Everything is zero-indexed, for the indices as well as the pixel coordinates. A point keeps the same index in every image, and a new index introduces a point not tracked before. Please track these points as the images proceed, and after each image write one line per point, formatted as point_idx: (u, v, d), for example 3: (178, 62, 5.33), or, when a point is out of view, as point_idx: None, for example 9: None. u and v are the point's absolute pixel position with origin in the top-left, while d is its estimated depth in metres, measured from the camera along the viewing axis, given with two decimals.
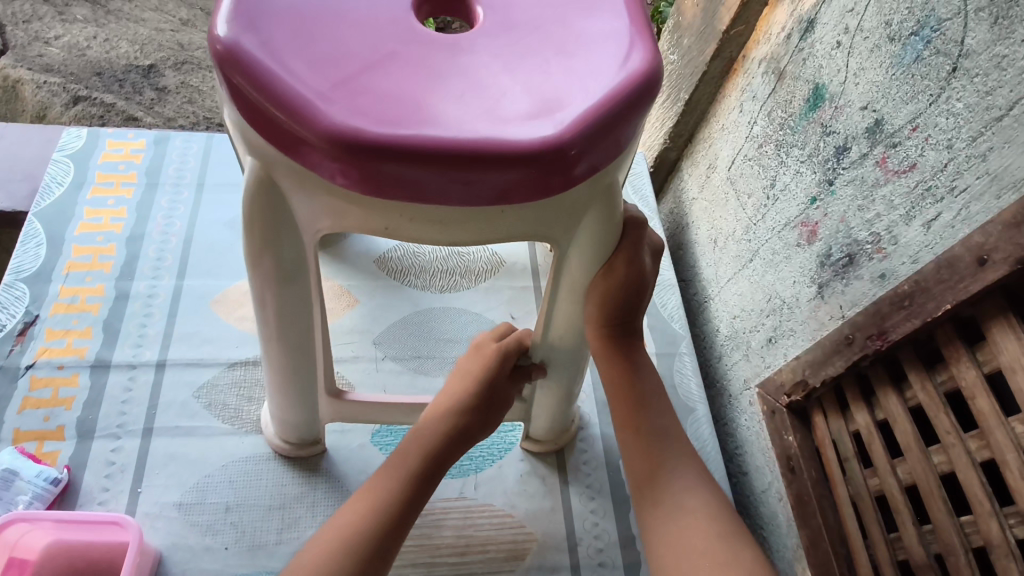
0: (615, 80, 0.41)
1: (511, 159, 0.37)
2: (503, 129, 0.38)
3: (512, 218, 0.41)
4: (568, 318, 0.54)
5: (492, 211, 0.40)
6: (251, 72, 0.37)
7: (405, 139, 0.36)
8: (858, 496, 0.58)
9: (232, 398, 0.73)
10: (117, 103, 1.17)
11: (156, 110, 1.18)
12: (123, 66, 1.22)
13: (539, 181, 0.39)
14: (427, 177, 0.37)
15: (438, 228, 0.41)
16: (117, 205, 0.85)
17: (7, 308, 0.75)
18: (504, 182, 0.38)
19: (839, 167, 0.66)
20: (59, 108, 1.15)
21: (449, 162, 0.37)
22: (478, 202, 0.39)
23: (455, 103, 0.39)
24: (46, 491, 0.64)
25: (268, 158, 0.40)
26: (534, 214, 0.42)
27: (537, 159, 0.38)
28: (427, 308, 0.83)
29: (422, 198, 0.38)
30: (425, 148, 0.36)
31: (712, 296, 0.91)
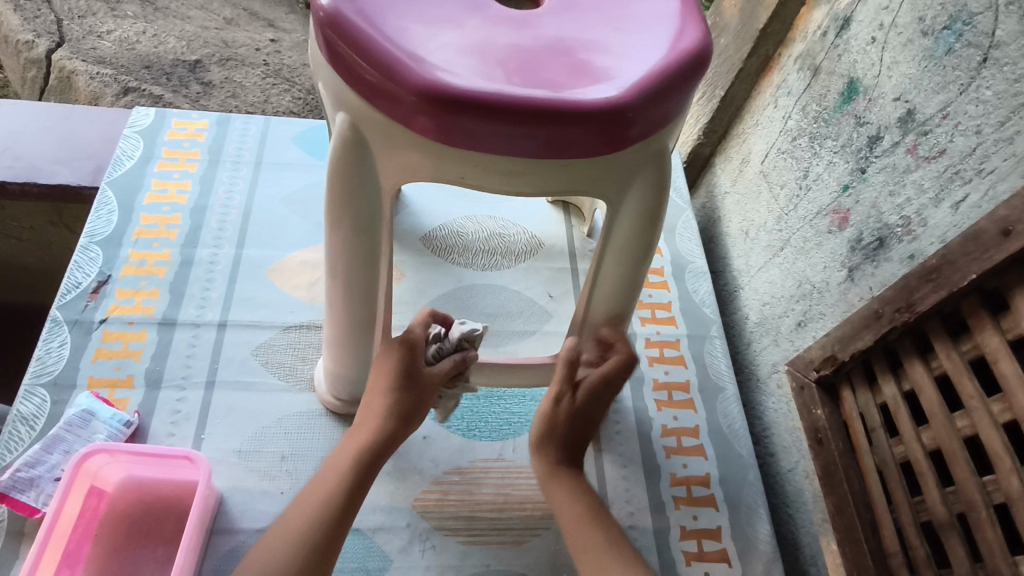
0: (672, 52, 0.45)
1: (580, 117, 0.41)
2: (573, 91, 0.42)
3: (575, 175, 0.45)
4: (613, 281, 0.57)
5: (558, 166, 0.44)
6: (350, 36, 0.42)
7: (487, 96, 0.41)
8: (884, 464, 0.62)
9: (287, 358, 0.78)
10: (165, 96, 1.22)
11: (201, 103, 1.23)
12: (171, 61, 1.28)
13: (602, 139, 0.43)
14: (505, 131, 0.41)
15: (508, 181, 0.45)
16: (182, 178, 0.91)
17: (83, 268, 0.81)
18: (572, 138, 0.42)
19: (871, 156, 0.70)
20: (110, 98, 1.20)
21: (524, 118, 0.41)
22: (547, 156, 0.43)
23: (530, 69, 0.43)
24: (120, 432, 0.69)
25: (359, 115, 0.44)
26: (595, 173, 0.46)
27: (603, 119, 0.42)
28: (469, 284, 0.87)
29: (498, 151, 0.43)
30: (504, 105, 0.41)
31: (743, 285, 0.94)
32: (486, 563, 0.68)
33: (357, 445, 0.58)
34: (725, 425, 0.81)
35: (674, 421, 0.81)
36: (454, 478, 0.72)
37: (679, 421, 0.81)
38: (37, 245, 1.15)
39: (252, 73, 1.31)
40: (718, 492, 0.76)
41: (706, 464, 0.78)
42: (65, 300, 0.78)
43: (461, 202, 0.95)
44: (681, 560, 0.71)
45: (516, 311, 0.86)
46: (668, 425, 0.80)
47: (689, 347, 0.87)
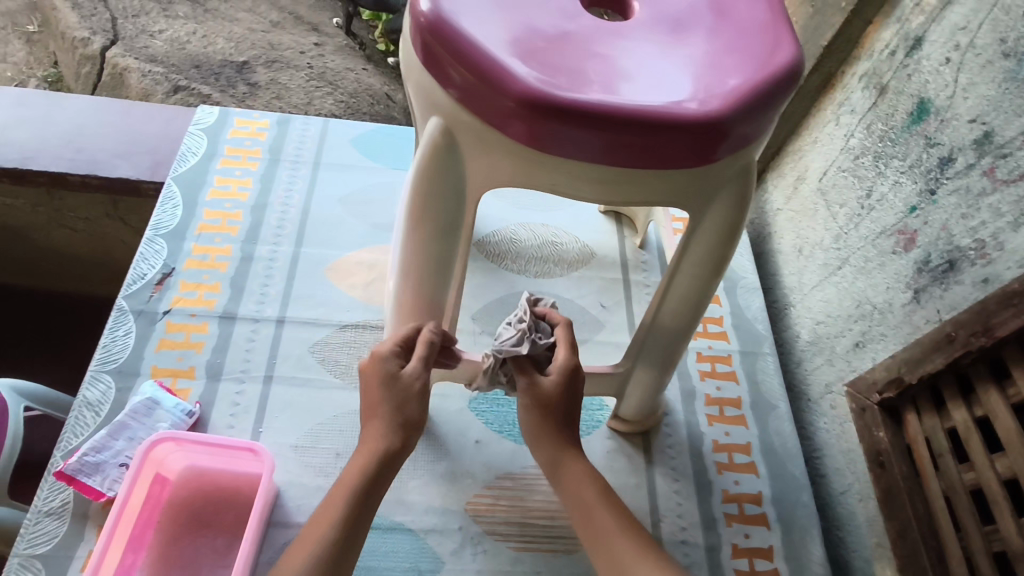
0: (767, 67, 0.45)
1: (678, 128, 0.42)
2: (670, 101, 0.42)
3: (664, 185, 0.46)
4: (685, 291, 0.57)
5: (650, 175, 0.44)
6: (451, 41, 0.43)
7: (587, 104, 0.41)
8: (951, 490, 0.60)
9: (342, 356, 0.79)
10: (213, 95, 1.26)
11: (247, 102, 1.26)
12: (220, 61, 1.31)
13: (697, 150, 0.43)
14: (602, 138, 0.42)
15: (598, 189, 0.45)
16: (243, 176, 0.93)
17: (148, 259, 0.83)
18: (668, 148, 0.43)
19: (942, 177, 0.69)
20: (160, 96, 1.24)
21: (623, 127, 0.41)
22: (640, 166, 0.44)
23: (626, 80, 0.43)
24: (182, 421, 0.70)
25: (455, 119, 0.45)
26: (684, 184, 0.46)
27: (700, 130, 0.42)
28: (521, 291, 0.87)
29: (592, 158, 0.43)
30: (603, 113, 0.41)
31: (795, 303, 0.93)
32: (537, 570, 0.68)
33: (373, 445, 0.55)
34: (778, 443, 0.80)
35: (726, 436, 0.80)
36: (505, 483, 0.72)
37: (731, 437, 0.80)
38: (91, 236, 1.17)
39: (297, 75, 1.33)
40: (771, 511, 0.75)
41: (758, 482, 0.77)
42: (131, 290, 0.80)
43: (514, 209, 0.96)
44: None
45: (567, 319, 0.86)
46: (719, 441, 0.80)
47: (740, 362, 0.86)
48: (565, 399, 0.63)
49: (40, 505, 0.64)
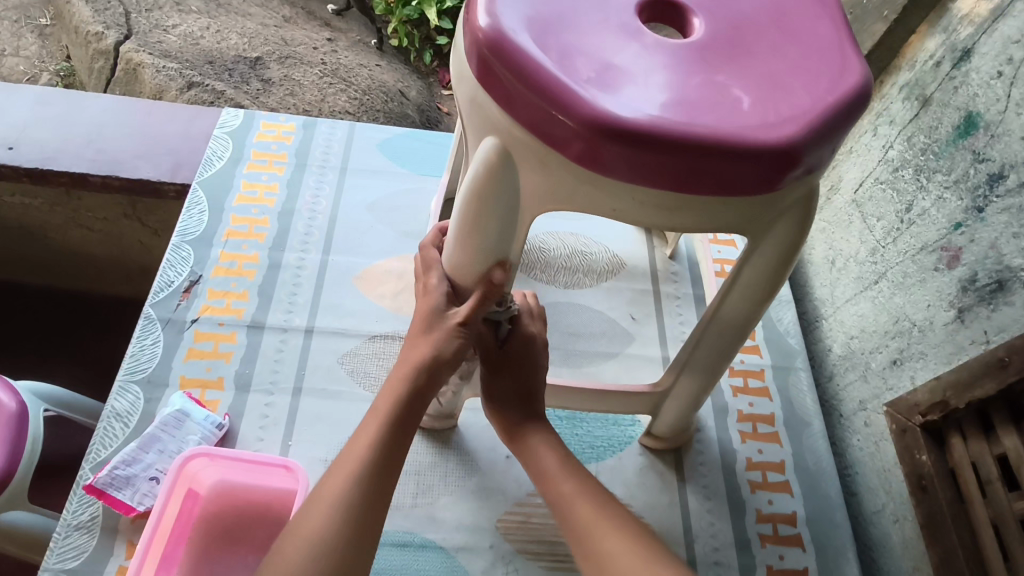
0: (835, 92, 0.44)
1: (746, 154, 0.40)
2: (739, 126, 0.41)
3: (727, 211, 0.44)
4: (734, 313, 0.56)
5: (713, 201, 0.43)
6: (512, 59, 0.42)
7: (654, 128, 0.40)
8: (1000, 518, 0.59)
9: (373, 368, 0.78)
10: (227, 91, 1.22)
11: (260, 100, 1.23)
12: (233, 57, 1.28)
13: (764, 176, 0.42)
14: (668, 162, 0.41)
15: (659, 215, 0.44)
16: (270, 181, 0.91)
17: (175, 266, 0.82)
18: (735, 174, 0.41)
19: (991, 194, 0.67)
20: (174, 92, 1.19)
21: (690, 152, 0.40)
22: (704, 191, 0.42)
23: (690, 101, 0.42)
24: (212, 434, 0.69)
25: (511, 138, 0.44)
26: (746, 210, 0.45)
27: (769, 157, 0.41)
28: (552, 302, 0.86)
29: (655, 183, 0.42)
30: (670, 138, 0.40)
31: (826, 315, 0.91)
32: None
33: (378, 426, 0.53)
34: (811, 462, 0.78)
35: (759, 454, 0.79)
36: (537, 500, 0.71)
37: (764, 455, 0.79)
38: (108, 237, 1.16)
39: (310, 72, 1.30)
40: (805, 532, 0.74)
41: (792, 502, 0.75)
42: (158, 298, 0.79)
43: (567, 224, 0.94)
44: None
45: (598, 332, 0.84)
46: (753, 458, 0.78)
47: (773, 378, 0.85)
48: (517, 367, 0.62)
49: (70, 519, 0.63)
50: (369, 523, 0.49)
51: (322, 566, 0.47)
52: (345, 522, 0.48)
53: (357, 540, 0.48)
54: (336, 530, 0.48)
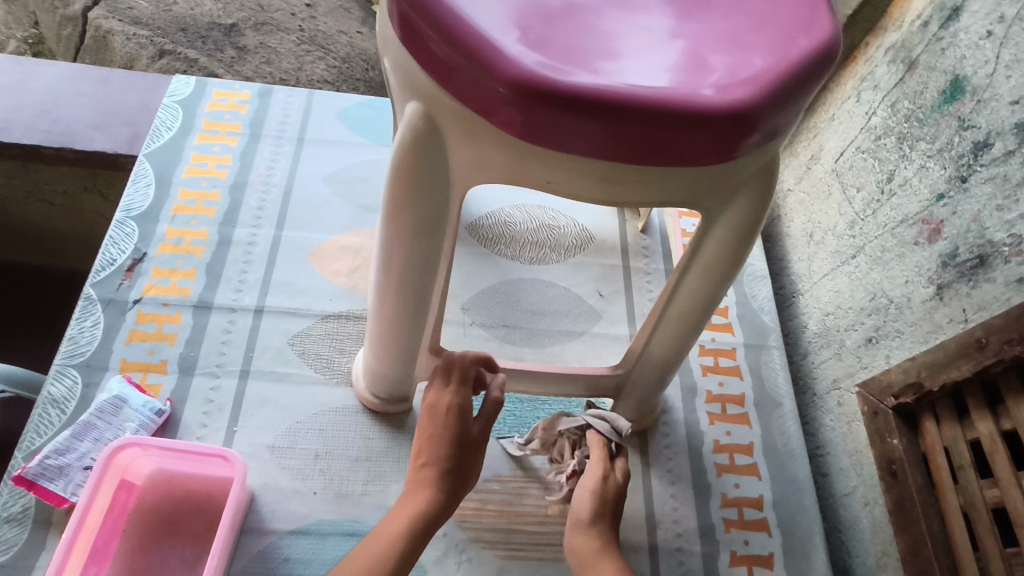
0: (800, 49, 0.39)
1: (693, 118, 0.36)
2: (687, 85, 0.36)
3: (676, 182, 0.40)
4: (693, 296, 0.52)
5: (660, 171, 0.39)
6: (430, 11, 0.36)
7: (591, 89, 0.35)
8: (971, 506, 0.56)
9: (324, 349, 0.74)
10: (199, 60, 1.16)
11: (235, 68, 1.18)
12: (206, 23, 1.21)
13: (714, 144, 0.37)
14: (608, 129, 0.36)
15: (601, 187, 0.40)
16: (222, 152, 0.86)
17: (118, 244, 0.77)
18: (681, 141, 0.37)
19: (976, 163, 0.63)
20: (145, 60, 1.15)
21: (631, 117, 0.35)
22: (650, 161, 0.38)
23: (630, 60, 0.37)
24: (151, 421, 0.66)
25: (434, 101, 0.38)
26: (697, 181, 0.40)
27: (718, 121, 0.36)
28: (515, 279, 0.82)
29: (596, 151, 0.37)
30: (609, 101, 0.35)
31: (803, 291, 0.87)
32: None
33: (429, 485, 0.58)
34: (781, 443, 0.76)
35: (727, 436, 0.76)
36: (493, 487, 0.69)
37: (733, 437, 0.76)
38: (70, 212, 1.12)
39: (286, 39, 1.23)
40: (772, 517, 0.71)
41: (759, 486, 0.73)
42: (99, 277, 0.75)
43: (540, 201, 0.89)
44: None
45: (564, 310, 0.81)
46: (720, 441, 0.76)
47: (745, 357, 0.81)
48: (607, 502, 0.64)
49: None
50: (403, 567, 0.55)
51: None
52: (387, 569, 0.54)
53: None
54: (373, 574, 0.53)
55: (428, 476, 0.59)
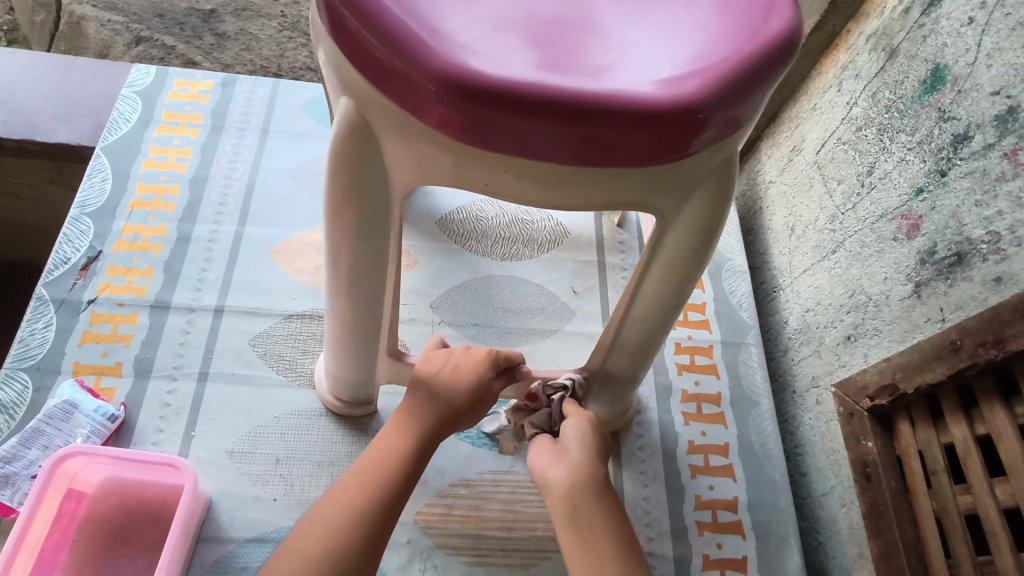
0: (755, 41, 0.37)
1: (635, 117, 0.34)
2: (629, 83, 0.35)
3: (622, 185, 0.39)
4: (654, 297, 0.51)
5: (602, 172, 0.38)
6: (357, 1, 0.35)
7: (525, 87, 0.34)
8: (944, 512, 0.56)
9: (287, 350, 0.72)
10: (177, 47, 1.10)
11: (215, 55, 1.10)
12: (184, 9, 1.14)
13: (658, 143, 0.36)
14: (543, 129, 0.35)
15: (542, 189, 0.39)
16: (182, 145, 0.84)
17: (73, 242, 0.75)
18: (622, 141, 0.35)
19: (956, 157, 0.60)
20: (121, 48, 1.09)
21: (567, 115, 0.34)
22: (590, 161, 0.37)
23: (571, 54, 0.36)
24: (103, 427, 0.63)
25: (366, 98, 0.37)
26: (644, 182, 0.39)
27: (662, 119, 0.35)
28: (486, 275, 0.80)
29: (533, 152, 0.36)
30: (544, 100, 0.34)
31: (784, 286, 0.84)
32: None
33: (411, 434, 0.52)
34: (757, 443, 0.74)
35: (702, 437, 0.74)
36: (459, 491, 0.67)
37: (708, 438, 0.74)
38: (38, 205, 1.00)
39: (268, 25, 1.15)
40: (746, 519, 0.70)
41: (734, 487, 0.71)
42: (52, 277, 0.72)
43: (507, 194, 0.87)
44: None
45: (536, 307, 0.78)
46: (694, 441, 0.74)
47: (722, 354, 0.80)
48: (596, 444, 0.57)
49: None
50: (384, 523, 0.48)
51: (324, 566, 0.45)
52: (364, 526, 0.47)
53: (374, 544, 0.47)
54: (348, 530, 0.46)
55: (387, 444, 0.51)
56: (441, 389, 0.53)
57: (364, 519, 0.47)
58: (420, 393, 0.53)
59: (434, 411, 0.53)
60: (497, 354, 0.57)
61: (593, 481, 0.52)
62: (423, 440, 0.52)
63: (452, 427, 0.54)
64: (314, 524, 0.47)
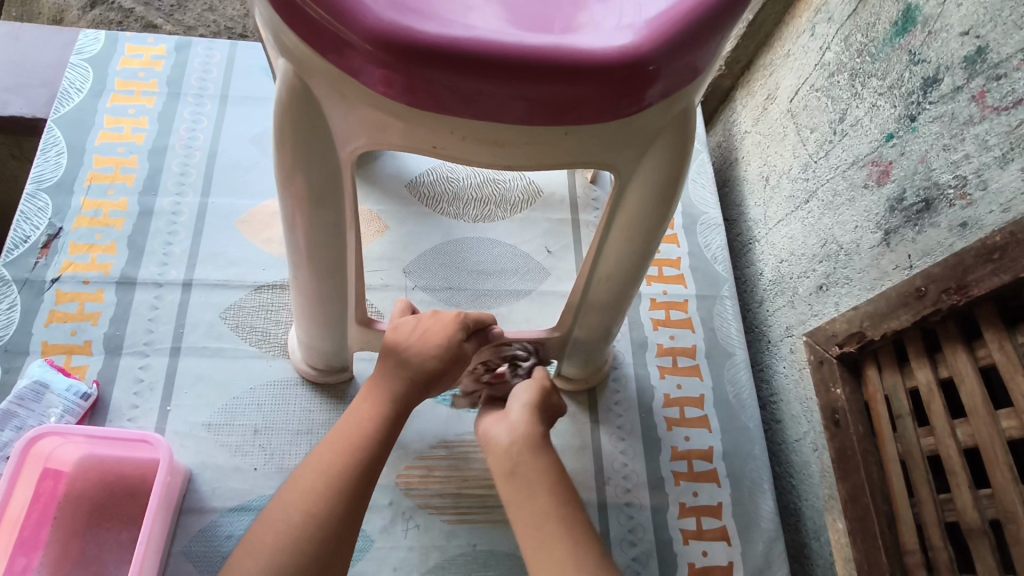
0: None
1: (581, 74, 0.34)
2: (574, 38, 0.35)
3: (574, 144, 0.39)
4: (619, 254, 0.51)
5: (553, 131, 0.37)
6: None
7: (465, 46, 0.33)
8: (908, 454, 0.57)
9: (259, 321, 0.72)
10: (136, 9, 1.04)
11: (176, 17, 1.04)
12: None
13: (608, 100, 0.35)
14: (485, 88, 0.34)
15: (492, 149, 0.39)
16: (137, 115, 0.81)
17: (31, 219, 0.73)
18: (570, 98, 0.35)
19: (925, 101, 0.59)
20: (76, 12, 1.03)
21: (510, 74, 0.34)
22: (537, 120, 0.36)
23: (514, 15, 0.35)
24: (77, 406, 0.63)
25: (302, 62, 0.36)
26: (595, 140, 0.39)
27: (609, 74, 0.34)
28: (459, 238, 0.79)
29: (477, 113, 0.36)
30: (485, 58, 0.33)
31: (759, 237, 0.84)
32: (472, 543, 0.64)
33: (382, 401, 0.51)
34: (731, 394, 0.75)
35: (678, 390, 0.75)
36: (439, 453, 0.68)
37: (683, 391, 0.75)
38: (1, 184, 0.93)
39: None
40: (720, 467, 0.71)
41: (709, 437, 0.73)
42: (12, 257, 0.71)
43: None
44: (678, 539, 0.67)
45: (509, 268, 0.78)
46: (671, 395, 0.75)
47: (697, 308, 0.80)
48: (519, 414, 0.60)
49: None
50: (359, 487, 0.48)
51: (303, 527, 0.46)
52: (340, 488, 0.47)
53: (351, 506, 0.47)
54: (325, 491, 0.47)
55: (361, 412, 0.51)
56: (409, 355, 0.53)
57: (338, 484, 0.47)
58: (389, 361, 0.53)
59: (405, 377, 0.52)
60: (466, 316, 0.56)
61: (533, 440, 0.55)
62: (397, 404, 0.52)
63: (427, 390, 0.54)
64: (303, 481, 0.48)
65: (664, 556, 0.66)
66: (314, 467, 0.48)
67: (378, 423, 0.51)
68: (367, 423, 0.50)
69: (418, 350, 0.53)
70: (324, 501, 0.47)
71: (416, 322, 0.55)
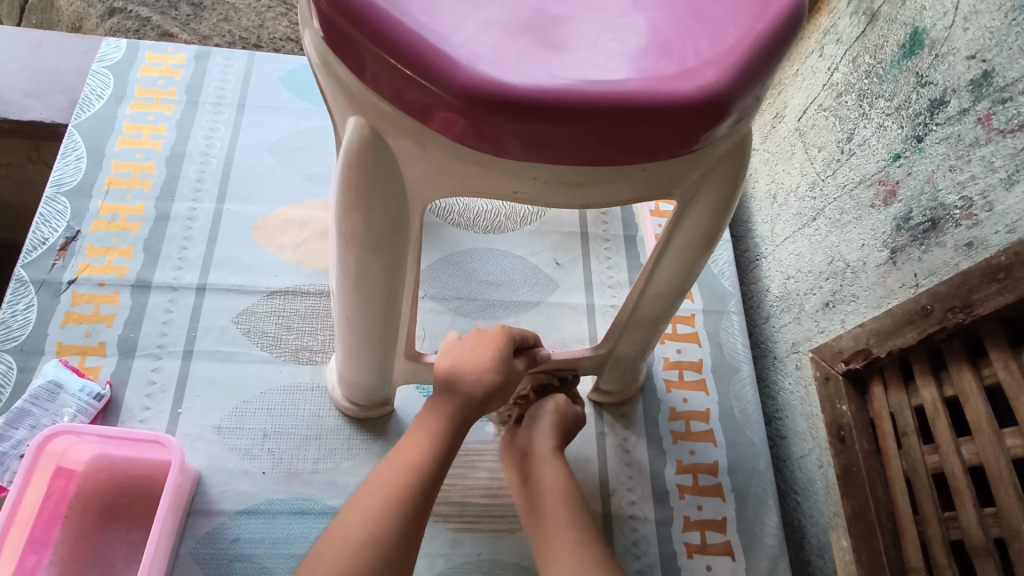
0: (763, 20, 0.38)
1: (661, 113, 0.35)
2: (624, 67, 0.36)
3: (647, 177, 0.41)
4: (673, 272, 0.53)
5: (632, 168, 0.39)
6: (357, 14, 0.34)
7: (539, 92, 0.34)
8: (913, 471, 0.58)
9: (271, 326, 0.73)
10: (152, 18, 1.06)
11: (192, 27, 1.06)
12: None
13: (683, 135, 0.37)
14: (566, 135, 0.36)
15: (572, 190, 0.40)
16: (157, 122, 0.82)
17: (50, 222, 0.74)
18: (626, 137, 0.36)
19: (932, 123, 0.60)
20: (94, 20, 1.05)
21: (589, 118, 0.35)
22: (618, 159, 0.38)
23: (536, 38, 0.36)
24: (89, 406, 0.64)
25: (383, 116, 0.38)
26: (647, 177, 0.41)
27: (684, 111, 0.36)
28: (469, 248, 0.80)
29: (562, 159, 0.37)
30: (566, 104, 0.34)
31: (766, 253, 0.84)
32: (478, 552, 0.64)
33: (435, 430, 0.53)
34: (737, 410, 0.75)
35: (683, 403, 0.75)
36: None
37: (689, 405, 0.75)
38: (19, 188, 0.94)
39: None
40: (726, 482, 0.71)
41: (714, 451, 0.73)
42: (30, 258, 0.72)
43: None
44: (683, 552, 0.67)
45: (519, 280, 0.79)
46: (677, 408, 0.75)
47: (704, 323, 0.81)
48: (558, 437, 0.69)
49: None
50: (419, 508, 0.50)
51: (373, 545, 0.47)
52: (400, 509, 0.49)
53: (412, 525, 0.49)
54: (390, 510, 0.49)
55: (417, 439, 0.53)
56: (461, 381, 0.54)
57: (403, 502, 0.49)
58: (445, 388, 0.54)
59: (458, 403, 0.53)
60: (511, 330, 0.58)
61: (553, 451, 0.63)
62: (450, 435, 0.53)
63: (483, 406, 0.55)
64: (366, 497, 0.50)
65: (668, 569, 0.66)
66: (381, 483, 0.50)
67: (434, 454, 0.52)
68: (423, 454, 0.52)
69: (468, 380, 0.54)
70: (392, 518, 0.48)
71: (463, 347, 0.56)
